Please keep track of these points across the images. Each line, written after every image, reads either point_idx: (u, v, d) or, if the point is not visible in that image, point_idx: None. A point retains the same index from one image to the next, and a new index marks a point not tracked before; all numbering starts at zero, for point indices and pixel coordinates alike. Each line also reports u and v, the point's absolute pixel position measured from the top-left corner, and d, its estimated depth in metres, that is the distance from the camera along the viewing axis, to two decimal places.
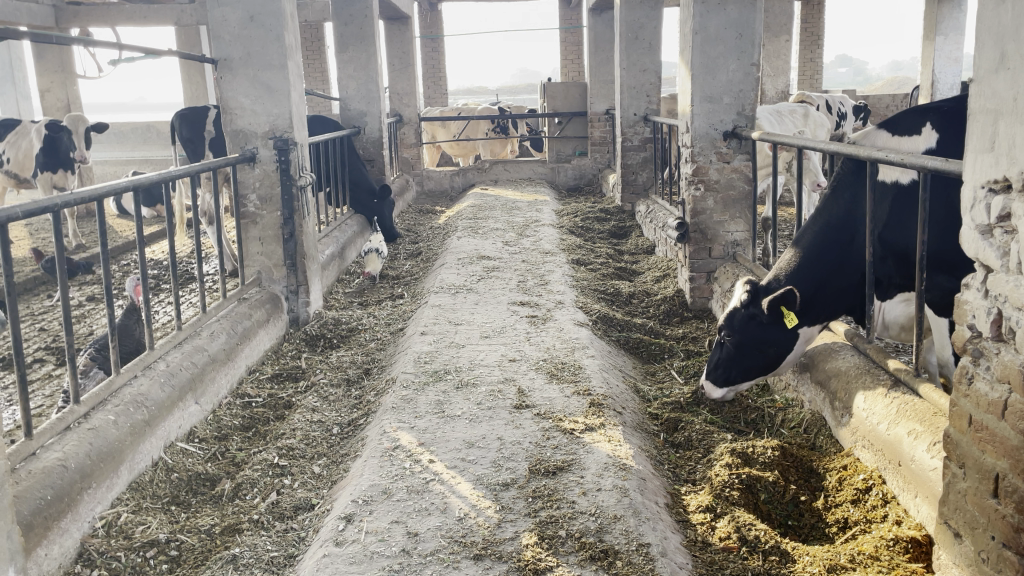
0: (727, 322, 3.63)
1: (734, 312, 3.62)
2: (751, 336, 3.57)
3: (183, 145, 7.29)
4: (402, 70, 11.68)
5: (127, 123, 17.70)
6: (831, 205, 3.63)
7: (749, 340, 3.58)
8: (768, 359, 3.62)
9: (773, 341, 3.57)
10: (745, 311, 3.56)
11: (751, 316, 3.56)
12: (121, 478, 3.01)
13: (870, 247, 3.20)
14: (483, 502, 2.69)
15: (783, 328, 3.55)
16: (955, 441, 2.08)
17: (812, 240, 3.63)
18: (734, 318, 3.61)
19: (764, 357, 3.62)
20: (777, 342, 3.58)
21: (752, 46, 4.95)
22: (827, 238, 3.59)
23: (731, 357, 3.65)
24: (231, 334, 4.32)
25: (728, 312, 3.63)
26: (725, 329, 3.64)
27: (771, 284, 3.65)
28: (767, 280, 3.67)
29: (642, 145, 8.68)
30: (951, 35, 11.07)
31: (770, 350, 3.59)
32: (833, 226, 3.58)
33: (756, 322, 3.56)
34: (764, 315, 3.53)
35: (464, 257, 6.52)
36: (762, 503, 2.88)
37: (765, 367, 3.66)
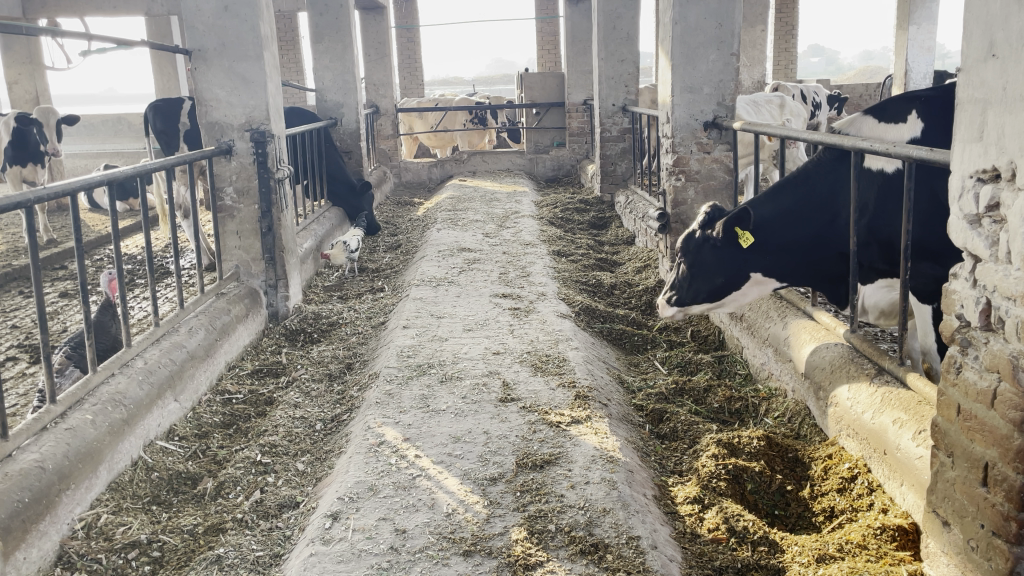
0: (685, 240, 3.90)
1: (695, 233, 3.87)
2: (703, 258, 3.84)
3: (157, 137, 7.16)
4: (378, 61, 11.58)
5: (97, 115, 17.41)
6: (813, 178, 3.62)
7: (700, 262, 3.84)
8: (716, 285, 3.86)
9: (724, 269, 3.81)
10: (702, 232, 3.83)
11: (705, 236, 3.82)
12: (100, 478, 2.95)
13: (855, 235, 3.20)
14: (471, 497, 2.67)
15: (735, 259, 3.78)
16: (943, 430, 2.09)
17: (794, 209, 3.63)
18: (693, 236, 3.86)
19: (713, 284, 3.86)
20: (727, 271, 3.81)
21: (732, 36, 4.94)
22: (804, 210, 3.63)
23: (684, 277, 3.92)
24: (209, 330, 4.26)
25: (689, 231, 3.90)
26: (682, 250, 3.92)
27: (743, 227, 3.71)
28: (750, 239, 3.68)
29: (621, 136, 8.66)
30: (924, 24, 11.18)
31: (720, 277, 3.83)
32: (817, 200, 3.59)
33: (709, 245, 3.80)
34: (718, 238, 3.77)
35: (445, 250, 6.48)
36: (748, 493, 2.88)
37: (711, 295, 3.89)
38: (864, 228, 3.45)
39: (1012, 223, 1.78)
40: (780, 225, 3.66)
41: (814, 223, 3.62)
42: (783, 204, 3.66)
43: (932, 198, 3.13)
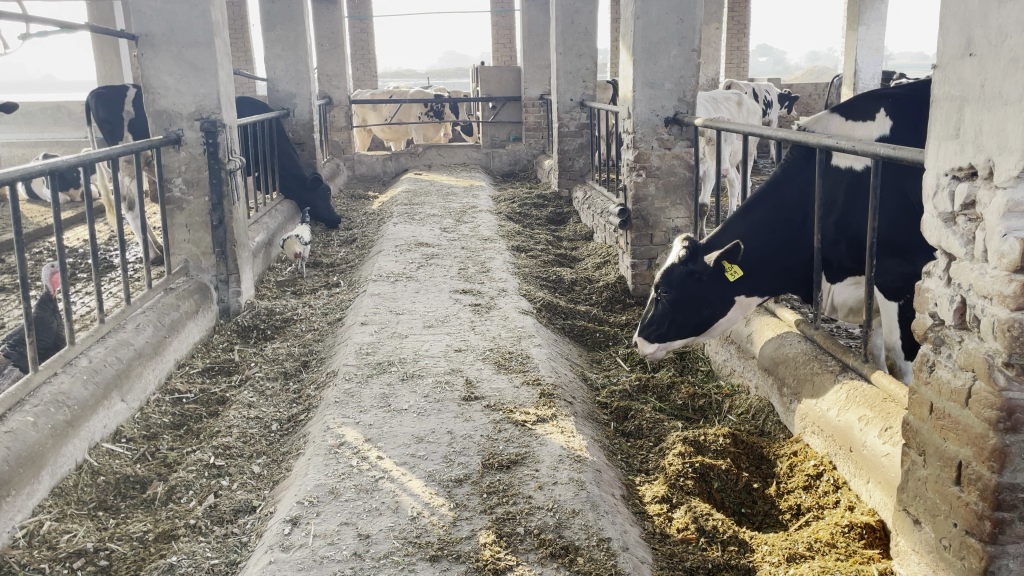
0: (663, 276, 3.68)
1: (674, 268, 3.65)
2: (687, 294, 3.65)
3: (99, 126, 6.88)
4: (331, 51, 11.36)
5: (35, 103, 16.78)
6: (782, 183, 3.64)
7: (683, 297, 3.66)
8: (701, 318, 3.70)
9: (710, 301, 3.66)
10: (684, 268, 3.61)
11: (686, 271, 3.62)
12: (42, 484, 2.80)
13: (820, 231, 3.21)
14: (436, 500, 2.60)
15: (720, 289, 3.64)
16: (914, 429, 2.08)
17: (766, 217, 3.62)
18: (672, 271, 3.65)
19: (698, 316, 3.71)
20: (715, 303, 3.67)
21: (693, 32, 4.93)
22: (776, 219, 3.62)
23: (666, 313, 3.72)
24: (158, 327, 4.09)
25: (666, 266, 3.67)
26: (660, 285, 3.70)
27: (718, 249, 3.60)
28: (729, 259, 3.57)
29: (579, 131, 8.63)
30: (872, 26, 11.39)
31: (707, 311, 3.68)
32: (787, 205, 3.59)
33: (693, 279, 3.63)
34: (702, 272, 3.60)
35: (402, 244, 6.37)
36: (715, 492, 2.85)
37: (697, 328, 3.74)
38: (833, 226, 3.48)
39: (989, 221, 1.77)
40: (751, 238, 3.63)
41: (784, 230, 3.61)
42: (755, 217, 3.64)
43: (900, 195, 3.16)
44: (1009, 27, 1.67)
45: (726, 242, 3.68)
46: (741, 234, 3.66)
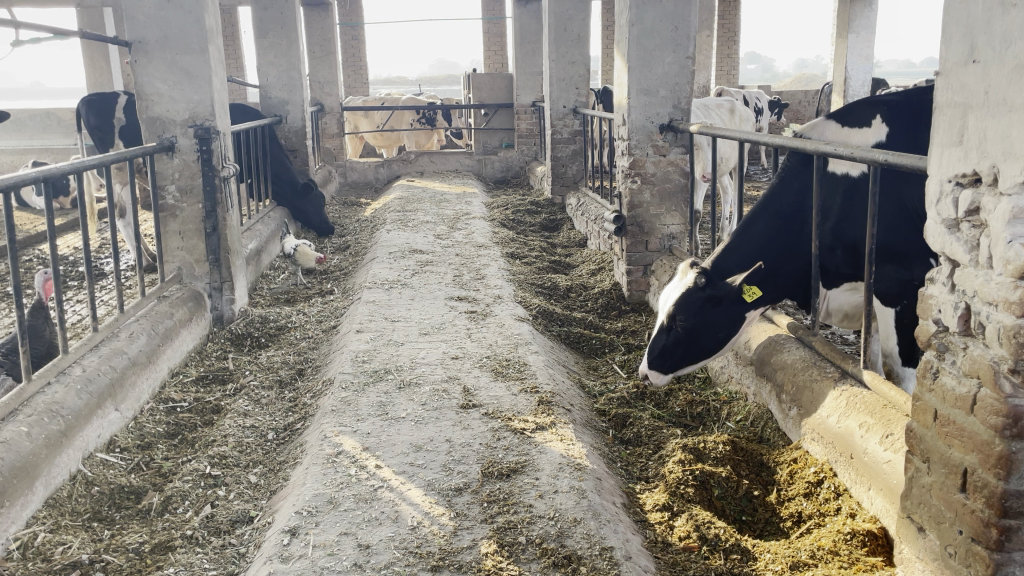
0: (679, 304, 3.50)
1: (690, 295, 3.49)
2: (705, 319, 3.50)
3: (90, 133, 6.83)
4: (323, 58, 11.35)
5: (24, 109, 16.67)
6: (778, 194, 3.65)
7: (700, 324, 3.51)
8: (717, 342, 3.57)
9: (726, 323, 3.53)
10: (702, 293, 3.47)
11: (704, 296, 3.47)
12: (36, 495, 2.77)
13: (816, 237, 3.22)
14: (437, 509, 2.57)
15: (736, 310, 3.53)
16: (918, 435, 2.08)
17: (765, 228, 3.62)
18: (688, 299, 3.49)
19: (713, 339, 3.56)
20: (730, 324, 3.55)
21: (688, 39, 4.94)
22: (776, 230, 3.62)
23: (679, 340, 3.55)
24: (152, 335, 4.06)
25: (680, 294, 3.51)
26: (674, 314, 3.52)
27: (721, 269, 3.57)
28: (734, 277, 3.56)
29: (572, 138, 8.64)
30: (863, 33, 11.46)
31: (723, 334, 3.55)
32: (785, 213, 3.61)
33: (712, 305, 3.48)
34: (721, 295, 3.47)
35: (396, 251, 6.35)
36: (716, 499, 2.84)
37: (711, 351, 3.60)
38: (828, 233, 3.49)
39: (994, 228, 1.77)
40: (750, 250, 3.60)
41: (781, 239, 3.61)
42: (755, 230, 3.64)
43: (897, 203, 3.17)
44: (1013, 34, 1.67)
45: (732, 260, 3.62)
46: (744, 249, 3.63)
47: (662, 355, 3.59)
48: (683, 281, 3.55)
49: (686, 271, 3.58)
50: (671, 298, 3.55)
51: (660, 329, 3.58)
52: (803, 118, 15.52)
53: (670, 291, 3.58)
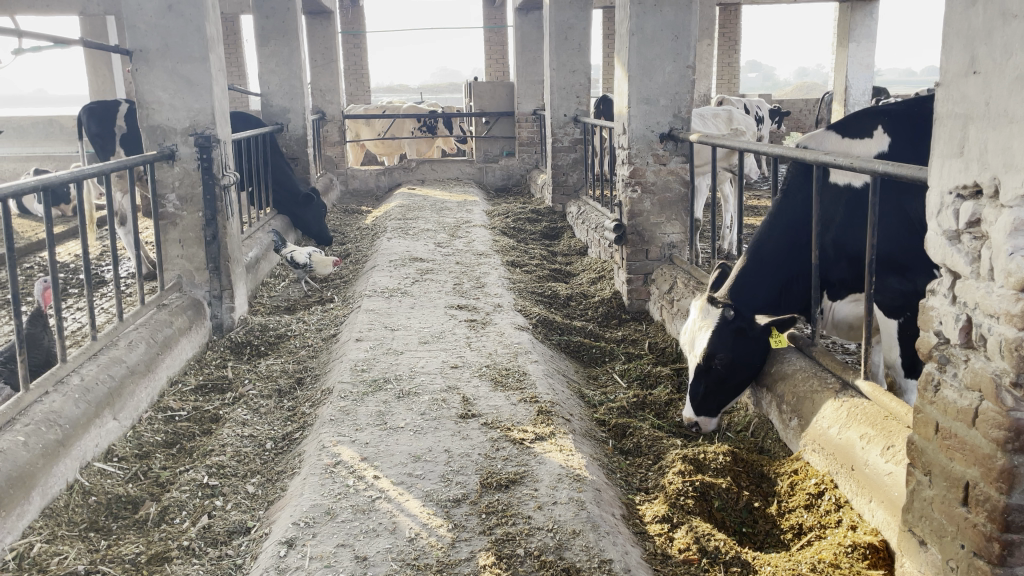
0: (714, 342, 3.33)
1: (719, 330, 3.34)
2: (741, 352, 3.35)
3: (91, 140, 6.83)
4: (325, 66, 11.38)
5: (26, 116, 16.73)
6: (784, 206, 3.62)
7: (738, 359, 3.35)
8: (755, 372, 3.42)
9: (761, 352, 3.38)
10: (730, 326, 3.35)
11: (735, 330, 3.35)
12: (33, 505, 2.75)
13: (817, 248, 3.23)
14: (435, 520, 2.56)
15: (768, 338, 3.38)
16: (920, 448, 2.07)
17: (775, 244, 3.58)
18: (719, 334, 3.35)
19: (752, 371, 3.40)
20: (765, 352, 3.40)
21: (688, 49, 4.95)
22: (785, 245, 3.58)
23: (719, 380, 3.36)
24: (150, 344, 4.05)
25: (710, 331, 3.35)
26: (711, 353, 3.34)
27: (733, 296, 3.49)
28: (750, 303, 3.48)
29: (573, 146, 8.64)
30: (863, 42, 11.48)
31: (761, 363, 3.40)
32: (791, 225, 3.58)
33: (743, 337, 3.36)
34: (749, 326, 3.35)
35: (396, 259, 6.34)
36: (716, 511, 2.83)
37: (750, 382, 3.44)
38: (831, 244, 3.49)
39: (995, 239, 1.76)
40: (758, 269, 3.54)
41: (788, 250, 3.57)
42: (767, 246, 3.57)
43: (899, 214, 3.17)
44: (1014, 46, 1.67)
45: (748, 283, 3.52)
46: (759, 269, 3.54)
47: (705, 399, 3.39)
48: (706, 319, 3.41)
49: (705, 309, 3.45)
50: (700, 339, 3.38)
51: (697, 375, 3.38)
52: (804, 126, 15.52)
53: (694, 333, 3.43)
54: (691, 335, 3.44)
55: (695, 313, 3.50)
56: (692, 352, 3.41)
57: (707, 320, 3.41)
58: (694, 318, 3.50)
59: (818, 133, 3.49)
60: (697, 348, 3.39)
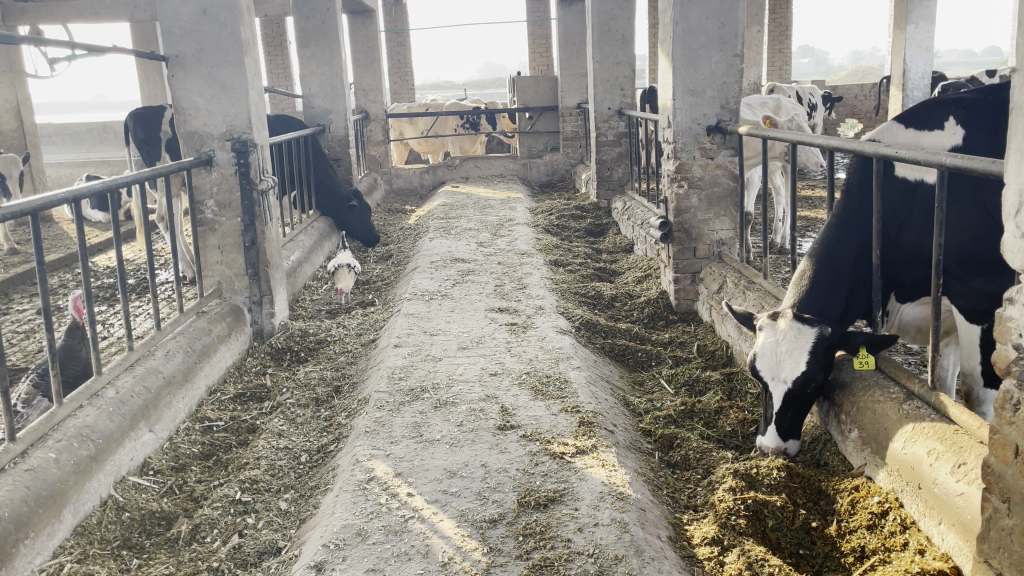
0: (811, 363, 2.96)
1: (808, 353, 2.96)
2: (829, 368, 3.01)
3: (137, 146, 6.88)
4: (368, 66, 11.35)
5: (82, 123, 17.18)
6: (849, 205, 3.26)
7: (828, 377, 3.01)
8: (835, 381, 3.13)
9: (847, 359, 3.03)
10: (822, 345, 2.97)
11: (827, 346, 2.99)
12: (64, 523, 2.71)
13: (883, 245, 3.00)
14: (469, 543, 2.44)
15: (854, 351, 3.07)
16: (997, 472, 1.87)
17: (846, 247, 3.19)
18: (813, 353, 2.97)
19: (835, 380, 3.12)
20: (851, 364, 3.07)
21: (735, 37, 4.72)
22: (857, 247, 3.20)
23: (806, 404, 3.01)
24: (188, 353, 4.01)
25: (806, 355, 2.96)
26: (807, 375, 2.95)
27: (806, 310, 3.11)
28: (830, 312, 3.11)
29: (617, 140, 8.43)
30: (921, 24, 10.96)
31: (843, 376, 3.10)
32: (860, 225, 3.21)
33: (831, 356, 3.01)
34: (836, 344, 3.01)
35: (438, 261, 6.24)
36: (770, 531, 2.64)
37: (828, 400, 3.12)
38: (908, 247, 3.16)
39: None
40: (835, 274, 3.16)
41: (860, 250, 3.20)
42: (837, 253, 3.19)
43: (980, 210, 2.88)
44: None
45: (823, 294, 3.13)
46: (834, 277, 3.16)
47: (790, 423, 3.03)
48: (797, 341, 2.98)
49: (794, 329, 3.01)
50: (791, 363, 2.95)
51: (785, 398, 2.97)
52: (860, 112, 14.99)
53: (778, 359, 2.96)
54: (774, 361, 2.97)
55: (774, 335, 3.02)
56: (778, 377, 2.96)
57: (799, 341, 2.98)
58: (773, 336, 3.02)
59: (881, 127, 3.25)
60: (786, 372, 2.95)
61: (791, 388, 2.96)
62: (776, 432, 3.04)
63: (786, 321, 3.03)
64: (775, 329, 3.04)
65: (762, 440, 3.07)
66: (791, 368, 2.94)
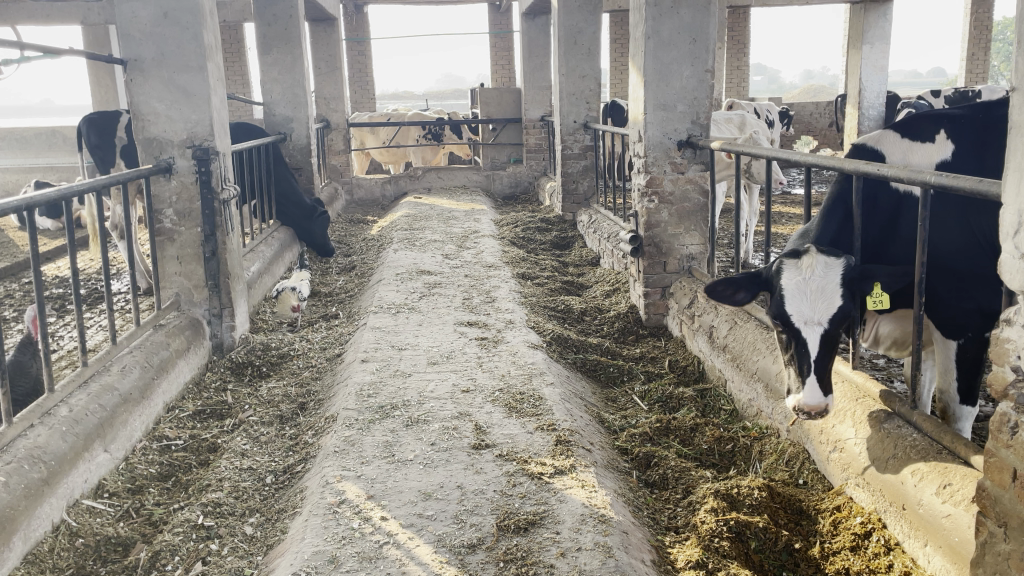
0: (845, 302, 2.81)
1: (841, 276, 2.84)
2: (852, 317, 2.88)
3: (90, 152, 6.64)
4: (329, 74, 11.20)
5: (29, 127, 16.64)
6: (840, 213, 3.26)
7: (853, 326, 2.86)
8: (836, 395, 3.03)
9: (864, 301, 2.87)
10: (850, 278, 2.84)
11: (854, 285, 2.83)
12: (14, 551, 2.55)
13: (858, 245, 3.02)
14: (447, 570, 2.34)
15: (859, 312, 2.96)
16: (993, 496, 1.84)
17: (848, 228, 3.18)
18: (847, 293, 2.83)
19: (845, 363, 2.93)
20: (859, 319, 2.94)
21: (706, 52, 4.73)
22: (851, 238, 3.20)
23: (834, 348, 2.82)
24: (146, 368, 3.84)
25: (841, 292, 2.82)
26: (844, 315, 2.81)
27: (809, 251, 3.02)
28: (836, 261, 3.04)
29: (582, 153, 8.42)
30: (877, 44, 11.17)
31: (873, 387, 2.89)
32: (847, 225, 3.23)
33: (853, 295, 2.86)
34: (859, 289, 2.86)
35: (403, 273, 6.12)
36: (754, 553, 2.58)
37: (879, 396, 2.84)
38: (890, 258, 3.17)
39: None
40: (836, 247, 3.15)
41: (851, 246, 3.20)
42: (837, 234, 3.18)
43: (964, 226, 2.88)
44: None
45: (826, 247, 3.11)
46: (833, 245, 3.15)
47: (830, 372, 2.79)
48: (827, 275, 2.85)
49: (820, 264, 2.88)
50: (825, 300, 2.81)
51: (823, 340, 2.80)
52: (815, 130, 15.28)
53: (808, 300, 2.83)
54: (808, 300, 2.82)
55: (800, 272, 2.88)
56: (814, 318, 2.80)
57: (828, 275, 2.85)
58: (800, 270, 2.89)
59: (877, 135, 3.26)
60: (823, 312, 2.80)
61: (827, 331, 2.81)
62: (818, 386, 2.78)
63: (811, 257, 2.90)
64: (799, 264, 2.91)
65: (802, 397, 2.79)
66: (826, 306, 2.80)
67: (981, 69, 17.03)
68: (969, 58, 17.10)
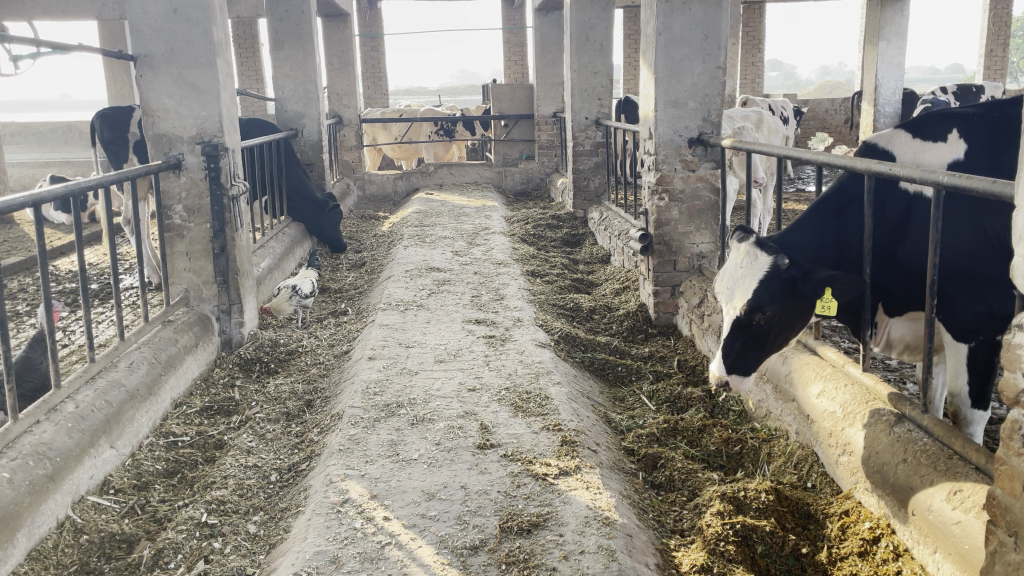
0: (761, 293, 3.00)
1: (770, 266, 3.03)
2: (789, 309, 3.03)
3: (103, 147, 6.67)
4: (342, 70, 11.20)
5: (46, 122, 16.74)
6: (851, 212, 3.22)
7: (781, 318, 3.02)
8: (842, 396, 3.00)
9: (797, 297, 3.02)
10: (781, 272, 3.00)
11: (784, 279, 3.01)
12: (17, 547, 2.55)
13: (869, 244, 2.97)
14: (449, 572, 2.32)
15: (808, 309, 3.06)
16: (1004, 505, 1.80)
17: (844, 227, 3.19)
18: (767, 282, 3.01)
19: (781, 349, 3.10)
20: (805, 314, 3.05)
21: (718, 49, 4.68)
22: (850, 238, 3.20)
23: (756, 338, 3.04)
24: (153, 364, 3.85)
25: (757, 281, 3.01)
26: (757, 306, 3.00)
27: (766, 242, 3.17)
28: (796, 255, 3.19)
29: (594, 150, 8.37)
30: (894, 40, 11.04)
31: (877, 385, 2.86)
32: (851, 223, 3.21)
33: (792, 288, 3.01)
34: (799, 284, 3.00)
35: (412, 269, 6.11)
36: (759, 557, 2.55)
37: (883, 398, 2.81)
38: (900, 259, 3.11)
39: None
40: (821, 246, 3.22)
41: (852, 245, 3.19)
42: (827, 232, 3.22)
43: (976, 228, 2.83)
44: None
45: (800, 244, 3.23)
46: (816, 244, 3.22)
47: (743, 355, 3.05)
48: (753, 267, 3.05)
49: (753, 255, 3.07)
50: (742, 288, 3.03)
51: (734, 329, 3.05)
52: (830, 126, 15.13)
53: (729, 283, 3.08)
54: (730, 286, 3.07)
55: (736, 258, 3.12)
56: (730, 303, 3.05)
57: (754, 267, 3.04)
58: (734, 256, 3.13)
59: (888, 133, 3.20)
60: (737, 299, 3.03)
61: (740, 318, 3.03)
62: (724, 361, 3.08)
63: (747, 246, 3.12)
64: (738, 250, 3.14)
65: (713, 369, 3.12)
66: (740, 294, 3.02)
67: (1000, 65, 16.80)
68: (988, 55, 16.89)
